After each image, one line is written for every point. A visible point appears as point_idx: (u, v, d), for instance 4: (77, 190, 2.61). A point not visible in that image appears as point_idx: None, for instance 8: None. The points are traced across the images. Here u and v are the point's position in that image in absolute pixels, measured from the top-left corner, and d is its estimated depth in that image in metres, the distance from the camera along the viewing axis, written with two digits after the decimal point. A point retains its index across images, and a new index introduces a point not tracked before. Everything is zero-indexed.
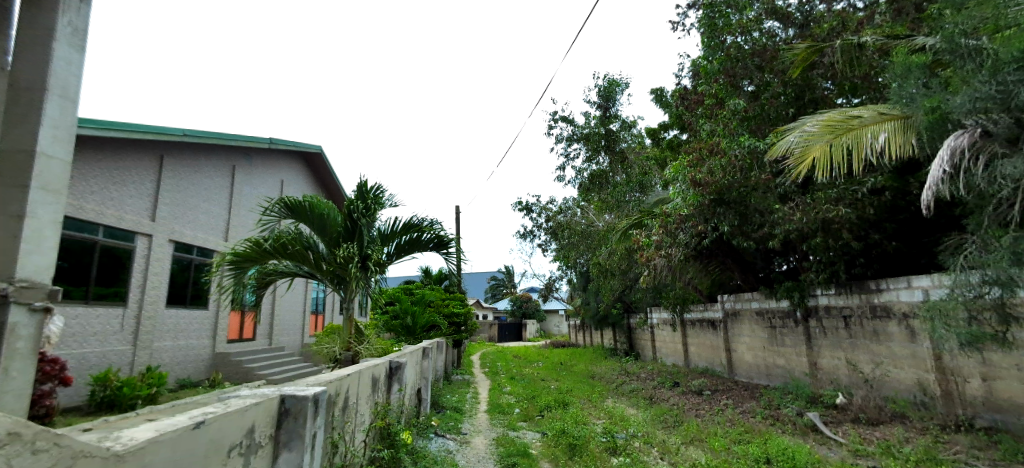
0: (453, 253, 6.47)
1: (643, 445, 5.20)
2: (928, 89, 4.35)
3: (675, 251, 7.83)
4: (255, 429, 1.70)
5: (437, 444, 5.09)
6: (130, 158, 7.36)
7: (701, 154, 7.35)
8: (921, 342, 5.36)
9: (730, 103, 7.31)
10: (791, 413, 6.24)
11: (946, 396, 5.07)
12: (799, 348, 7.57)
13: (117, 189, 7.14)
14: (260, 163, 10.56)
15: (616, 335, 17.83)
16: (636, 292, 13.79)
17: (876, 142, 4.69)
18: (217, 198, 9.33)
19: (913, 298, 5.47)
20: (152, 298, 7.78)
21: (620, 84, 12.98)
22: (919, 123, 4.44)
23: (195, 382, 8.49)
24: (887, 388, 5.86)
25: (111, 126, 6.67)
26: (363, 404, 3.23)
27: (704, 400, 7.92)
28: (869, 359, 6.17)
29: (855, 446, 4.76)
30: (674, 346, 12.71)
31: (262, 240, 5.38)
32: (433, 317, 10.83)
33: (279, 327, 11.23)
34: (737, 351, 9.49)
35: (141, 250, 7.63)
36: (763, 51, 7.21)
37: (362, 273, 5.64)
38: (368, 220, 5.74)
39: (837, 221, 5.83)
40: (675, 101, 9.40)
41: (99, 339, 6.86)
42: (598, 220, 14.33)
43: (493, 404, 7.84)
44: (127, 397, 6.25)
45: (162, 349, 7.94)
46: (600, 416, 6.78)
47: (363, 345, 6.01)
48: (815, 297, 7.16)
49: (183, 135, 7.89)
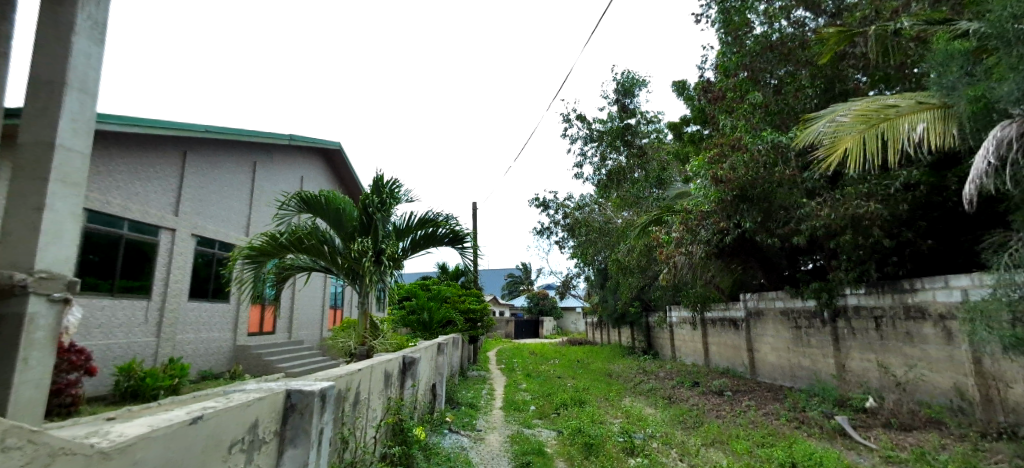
0: (469, 248, 6.39)
1: (662, 446, 5.07)
2: (971, 77, 4.11)
3: (696, 249, 7.64)
4: (259, 425, 1.64)
5: (451, 441, 5.04)
6: (154, 153, 7.49)
7: (723, 149, 7.12)
8: (958, 345, 5.09)
9: (750, 96, 7.15)
10: (817, 415, 6.02)
11: (986, 401, 4.80)
12: (826, 349, 7.30)
13: (141, 183, 7.28)
14: (281, 159, 10.68)
15: (634, 333, 17.60)
16: (655, 290, 13.57)
17: (914, 133, 4.45)
18: (239, 193, 9.46)
19: (950, 298, 5.20)
20: (175, 292, 7.92)
21: (643, 79, 12.88)
22: (960, 112, 4.20)
23: (217, 373, 8.64)
24: (921, 392, 5.59)
25: (135, 122, 6.79)
26: (375, 399, 3.19)
27: (725, 401, 7.72)
28: (901, 362, 5.91)
29: (887, 452, 4.55)
30: (693, 345, 12.49)
31: (279, 234, 5.39)
32: (449, 312, 10.82)
33: (299, 321, 11.38)
34: (759, 352, 9.23)
35: (164, 245, 7.77)
36: (788, 42, 6.97)
37: (377, 267, 5.61)
38: (384, 214, 5.72)
39: (868, 218, 5.59)
40: (697, 94, 9.18)
41: (124, 331, 7.01)
42: (615, 216, 14.13)
43: (508, 401, 7.78)
44: (150, 388, 6.38)
45: (184, 341, 8.08)
46: (617, 415, 6.65)
47: (378, 339, 5.99)
48: (844, 296, 6.88)
49: (205, 131, 8.02)
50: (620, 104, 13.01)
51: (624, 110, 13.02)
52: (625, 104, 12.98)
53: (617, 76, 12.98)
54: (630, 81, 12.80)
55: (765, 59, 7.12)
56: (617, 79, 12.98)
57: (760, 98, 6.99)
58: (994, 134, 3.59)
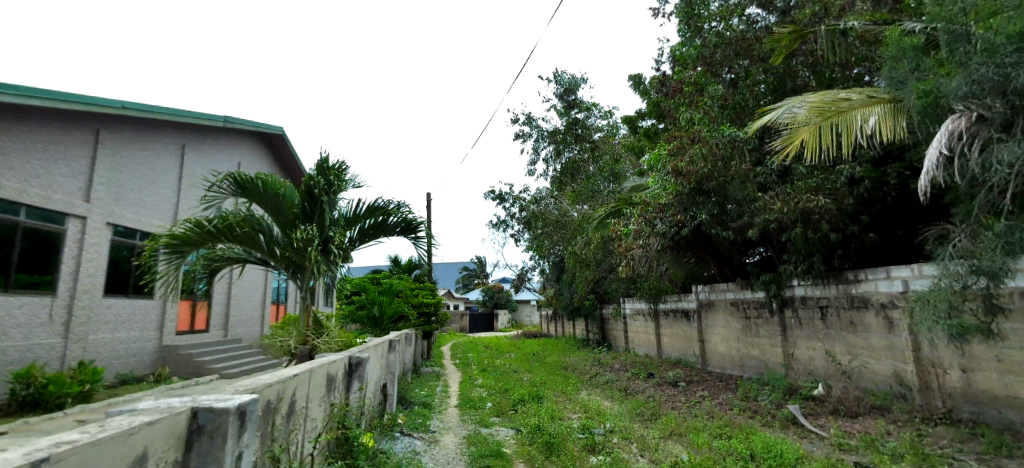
0: (423, 238, 6.01)
1: (622, 441, 4.96)
2: (921, 72, 4.20)
3: (653, 241, 7.73)
4: (149, 457, 1.26)
5: (402, 445, 4.71)
6: (58, 130, 6.61)
7: (682, 141, 7.03)
8: (898, 334, 5.29)
9: (708, 89, 7.12)
10: (769, 405, 6.13)
11: (924, 386, 5.00)
12: (774, 339, 7.49)
13: (43, 164, 6.42)
14: (214, 141, 9.77)
15: (588, 325, 17.75)
16: (610, 283, 13.68)
17: (866, 126, 4.53)
18: (165, 177, 8.55)
19: (892, 288, 5.38)
20: (87, 287, 7.05)
21: (580, 76, 13.04)
22: (910, 107, 4.30)
23: (138, 377, 7.80)
24: (865, 380, 5.77)
25: (33, 93, 5.87)
26: (315, 407, 2.80)
27: (680, 391, 7.81)
28: (845, 350, 6.10)
29: (838, 440, 4.64)
30: (646, 336, 12.70)
31: (205, 221, 4.75)
32: (401, 307, 10.35)
33: (235, 317, 10.53)
34: (710, 342, 9.43)
35: (73, 235, 6.89)
36: (742, 39, 7.02)
37: (324, 258, 5.14)
38: (330, 198, 5.27)
39: (818, 212, 5.66)
40: (654, 88, 9.27)
41: (22, 332, 6.13)
42: (571, 209, 14.01)
43: (464, 398, 7.50)
44: (54, 396, 5.63)
45: (99, 342, 7.21)
46: (575, 409, 6.54)
47: (322, 338, 5.51)
48: (791, 288, 7.07)
49: (123, 108, 7.15)
50: (566, 102, 13.07)
51: (571, 107, 13.03)
52: (571, 102, 13.06)
53: (554, 78, 13.02)
54: (568, 79, 12.95)
55: (723, 52, 7.12)
56: (553, 80, 13.04)
57: (719, 91, 6.91)
58: (946, 126, 3.71)
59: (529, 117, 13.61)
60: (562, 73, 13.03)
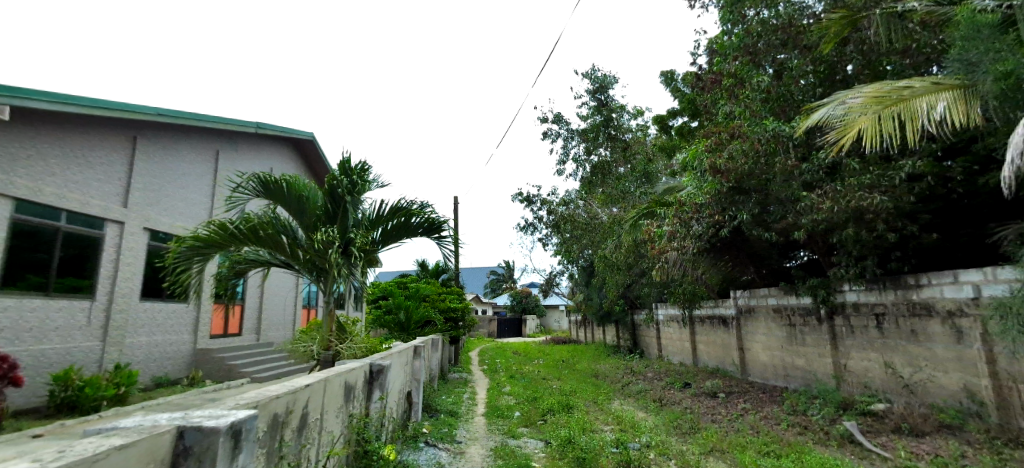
0: (448, 239, 5.82)
1: (659, 457, 4.63)
2: (997, 52, 3.76)
3: (688, 244, 7.36)
4: None
5: (426, 456, 4.52)
6: (96, 137, 6.78)
7: (721, 137, 6.80)
8: (969, 344, 4.77)
9: (750, 81, 6.69)
10: (820, 420, 5.68)
11: (1001, 404, 4.47)
12: (822, 348, 6.97)
13: (81, 171, 6.59)
14: (246, 148, 9.91)
15: (619, 332, 17.29)
16: (641, 287, 13.22)
17: (933, 113, 4.10)
18: (199, 183, 8.71)
19: (960, 294, 4.86)
20: (124, 291, 7.19)
21: (612, 74, 12.59)
22: (985, 91, 3.86)
23: (172, 381, 7.92)
24: (931, 395, 5.23)
25: (69, 101, 6.02)
26: (330, 419, 2.61)
27: (719, 403, 7.38)
28: (906, 362, 5.56)
29: (903, 463, 4.20)
30: (680, 343, 12.20)
31: (228, 223, 4.69)
32: (428, 311, 10.22)
33: (267, 321, 10.64)
34: (750, 351, 8.92)
35: (111, 239, 7.05)
36: (788, 26, 6.51)
37: (345, 261, 5.01)
38: (352, 197, 5.16)
39: (872, 211, 5.17)
40: (690, 83, 8.89)
41: (62, 335, 6.27)
42: (601, 212, 13.63)
43: (491, 407, 7.27)
44: (90, 399, 5.70)
45: (134, 345, 7.33)
46: (607, 421, 6.23)
47: (345, 344, 5.39)
48: (842, 293, 6.55)
49: (156, 114, 7.27)
50: (597, 101, 12.67)
51: (602, 106, 12.63)
52: (603, 100, 12.66)
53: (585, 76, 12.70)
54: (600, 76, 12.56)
55: (768, 42, 6.66)
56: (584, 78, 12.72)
57: (763, 82, 6.46)
58: None
59: (557, 117, 13.33)
60: (595, 70, 12.68)
